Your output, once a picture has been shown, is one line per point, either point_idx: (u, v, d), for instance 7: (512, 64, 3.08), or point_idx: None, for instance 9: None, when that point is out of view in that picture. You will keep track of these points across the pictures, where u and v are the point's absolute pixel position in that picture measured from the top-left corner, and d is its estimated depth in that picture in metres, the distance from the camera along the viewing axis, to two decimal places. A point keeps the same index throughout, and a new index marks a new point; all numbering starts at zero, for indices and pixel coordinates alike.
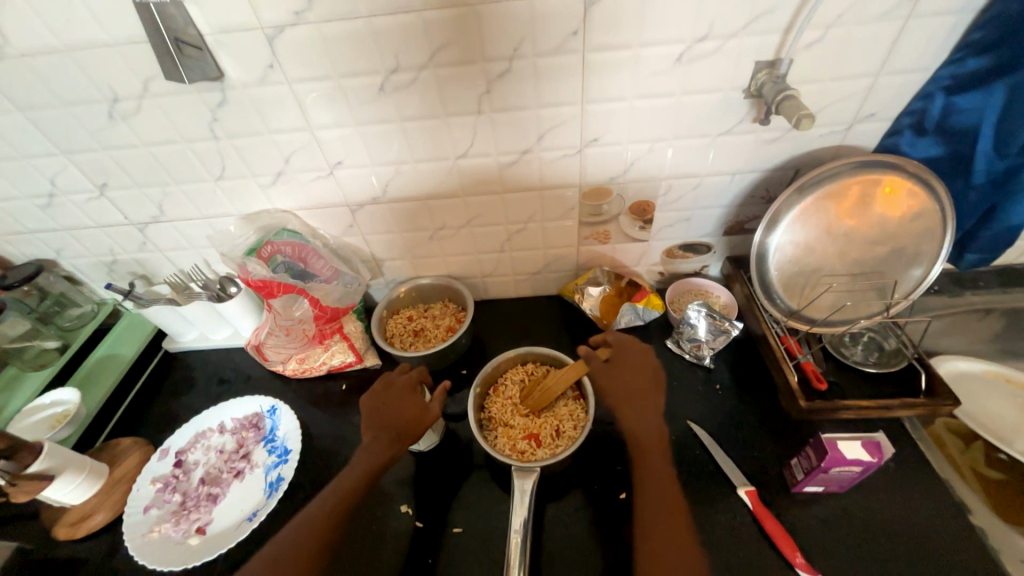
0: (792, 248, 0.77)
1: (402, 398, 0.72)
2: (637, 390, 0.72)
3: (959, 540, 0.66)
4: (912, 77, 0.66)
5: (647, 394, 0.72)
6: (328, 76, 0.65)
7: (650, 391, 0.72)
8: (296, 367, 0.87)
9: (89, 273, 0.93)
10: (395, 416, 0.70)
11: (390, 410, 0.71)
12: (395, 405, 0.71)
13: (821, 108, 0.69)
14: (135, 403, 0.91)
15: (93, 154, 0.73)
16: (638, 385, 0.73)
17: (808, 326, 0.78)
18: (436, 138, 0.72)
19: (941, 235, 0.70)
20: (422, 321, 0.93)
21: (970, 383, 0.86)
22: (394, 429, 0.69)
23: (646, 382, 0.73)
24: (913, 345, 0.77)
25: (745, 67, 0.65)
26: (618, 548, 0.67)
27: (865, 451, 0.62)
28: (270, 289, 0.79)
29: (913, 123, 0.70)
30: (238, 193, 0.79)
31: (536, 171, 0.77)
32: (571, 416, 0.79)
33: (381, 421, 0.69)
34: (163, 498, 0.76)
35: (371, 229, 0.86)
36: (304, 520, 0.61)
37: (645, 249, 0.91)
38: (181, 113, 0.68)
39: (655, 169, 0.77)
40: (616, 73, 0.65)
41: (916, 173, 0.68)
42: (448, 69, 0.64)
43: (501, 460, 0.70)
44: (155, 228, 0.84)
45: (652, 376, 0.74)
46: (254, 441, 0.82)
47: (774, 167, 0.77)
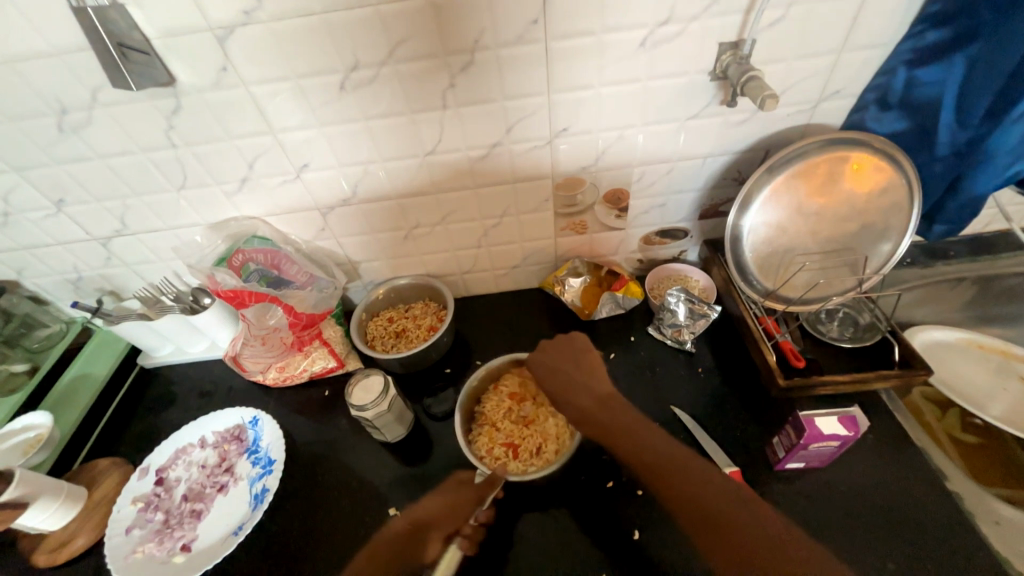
0: (765, 229, 0.77)
1: (443, 492, 0.69)
2: (577, 380, 0.73)
3: (937, 506, 0.68)
4: (875, 52, 0.66)
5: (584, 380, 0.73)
6: (287, 77, 0.63)
7: (583, 386, 0.72)
8: (278, 376, 0.86)
9: (55, 292, 0.90)
10: (449, 510, 0.67)
11: (434, 500, 0.68)
12: (449, 494, 0.69)
13: (786, 88, 0.70)
14: (113, 423, 0.89)
15: (45, 169, 0.70)
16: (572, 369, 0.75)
17: (785, 305, 0.79)
18: (403, 136, 0.71)
19: (908, 208, 0.72)
20: (403, 321, 0.92)
21: (944, 350, 0.88)
22: (410, 517, 0.67)
23: (580, 374, 0.74)
24: (886, 318, 0.79)
25: (710, 49, 0.64)
26: (607, 535, 0.68)
27: (841, 426, 0.64)
28: (242, 299, 0.77)
29: (877, 98, 0.70)
30: (203, 202, 0.77)
31: (507, 164, 0.76)
32: (554, 438, 0.77)
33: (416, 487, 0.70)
34: (146, 518, 0.74)
35: (344, 232, 0.84)
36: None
37: (622, 237, 0.91)
38: (135, 122, 0.66)
39: (628, 156, 0.77)
40: (581, 61, 0.64)
41: (881, 149, 0.69)
42: (410, 64, 0.63)
43: (473, 461, 0.71)
44: (120, 243, 0.82)
45: (586, 361, 0.76)
46: (237, 454, 0.81)
47: (745, 149, 0.78)
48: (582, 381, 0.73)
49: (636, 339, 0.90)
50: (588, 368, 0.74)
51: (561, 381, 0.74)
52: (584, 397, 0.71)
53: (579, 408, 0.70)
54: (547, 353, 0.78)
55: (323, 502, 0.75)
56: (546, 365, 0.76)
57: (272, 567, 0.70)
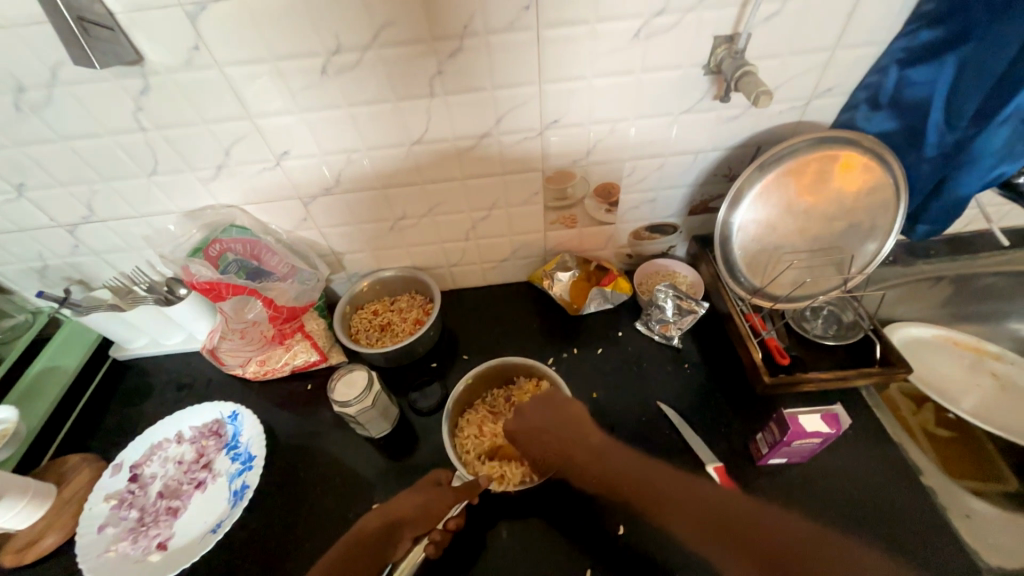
0: (754, 226, 0.77)
1: (421, 491, 0.66)
2: (565, 438, 0.69)
3: (911, 499, 0.70)
4: (868, 51, 0.66)
5: (571, 439, 0.68)
6: (264, 59, 0.59)
7: (580, 443, 0.68)
8: (257, 370, 0.83)
9: (18, 281, 0.85)
10: (424, 516, 0.64)
11: (413, 500, 0.65)
12: (425, 496, 0.65)
13: (780, 84, 0.69)
14: (83, 417, 0.85)
15: (4, 151, 0.65)
16: (552, 428, 0.70)
17: (772, 303, 0.79)
18: (388, 124, 0.68)
19: (895, 208, 0.72)
20: (388, 314, 0.90)
21: (922, 347, 0.90)
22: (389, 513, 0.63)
23: (563, 425, 0.70)
24: (869, 317, 0.80)
25: (704, 42, 0.63)
26: (591, 528, 0.68)
27: (823, 424, 0.65)
28: (218, 292, 0.74)
29: (868, 97, 0.70)
30: (177, 189, 0.73)
31: (497, 155, 0.74)
32: None
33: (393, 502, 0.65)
34: (119, 516, 0.72)
35: (327, 222, 0.81)
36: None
37: (612, 232, 0.90)
38: (100, 103, 0.62)
39: (619, 148, 0.75)
40: (573, 51, 0.62)
41: (870, 148, 0.69)
42: (397, 49, 0.60)
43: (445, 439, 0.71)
44: (87, 230, 0.78)
45: (570, 415, 0.70)
46: (215, 450, 0.78)
47: (736, 145, 0.77)
48: (563, 440, 0.69)
49: (624, 335, 0.90)
50: (573, 425, 0.69)
51: (550, 441, 0.70)
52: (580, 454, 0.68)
53: (583, 467, 0.68)
54: (532, 407, 0.72)
55: (305, 498, 0.74)
56: (533, 424, 0.71)
57: (253, 564, 0.69)
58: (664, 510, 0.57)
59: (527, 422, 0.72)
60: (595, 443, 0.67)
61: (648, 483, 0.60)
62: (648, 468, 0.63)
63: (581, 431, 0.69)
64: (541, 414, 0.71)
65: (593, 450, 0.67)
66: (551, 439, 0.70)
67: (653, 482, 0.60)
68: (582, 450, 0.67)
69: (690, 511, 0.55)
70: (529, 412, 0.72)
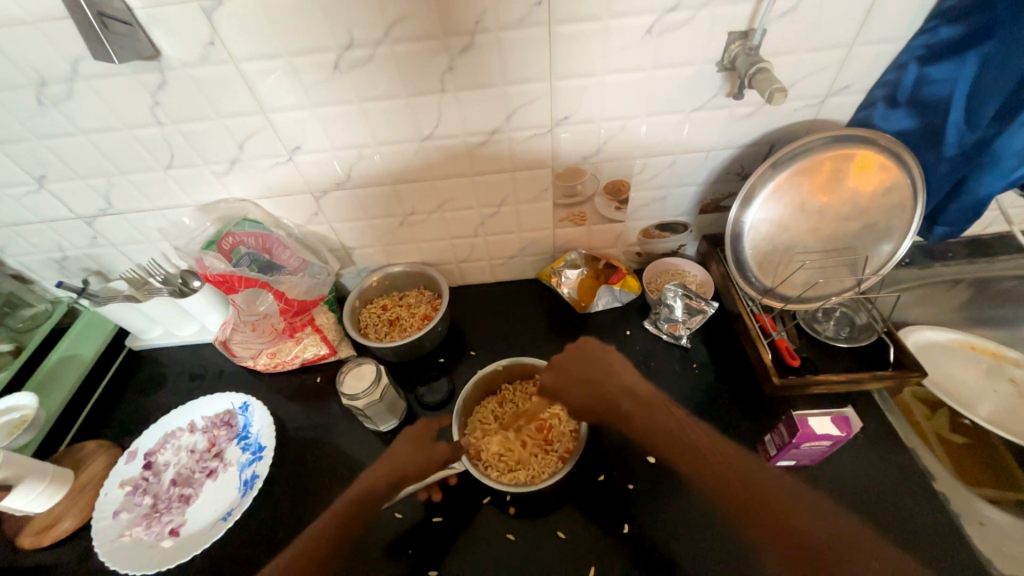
0: (766, 226, 0.76)
1: (414, 445, 0.71)
2: (606, 390, 0.75)
3: (923, 504, 0.68)
4: (886, 48, 0.64)
5: (609, 390, 0.75)
6: (278, 54, 0.60)
7: (622, 390, 0.74)
8: (268, 362, 0.85)
9: (39, 271, 0.87)
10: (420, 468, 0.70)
11: (407, 453, 0.70)
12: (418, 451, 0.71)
13: (795, 81, 0.68)
14: (99, 405, 0.87)
15: (26, 144, 0.67)
16: (597, 379, 0.76)
17: (782, 304, 0.78)
18: (399, 119, 0.68)
19: (912, 209, 0.71)
20: (397, 310, 0.91)
21: (937, 351, 0.89)
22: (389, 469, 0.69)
23: (601, 375, 0.76)
24: (882, 319, 0.79)
25: (718, 38, 0.62)
26: (595, 526, 0.69)
27: (834, 426, 0.64)
28: (231, 284, 0.75)
29: (886, 95, 0.69)
30: (192, 183, 0.75)
31: (506, 151, 0.74)
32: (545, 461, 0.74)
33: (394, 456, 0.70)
34: (133, 502, 0.74)
35: (338, 217, 0.82)
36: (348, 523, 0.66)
37: (621, 230, 0.90)
38: (119, 96, 0.63)
39: (631, 146, 0.75)
40: (585, 47, 0.62)
41: (887, 147, 0.67)
42: (409, 45, 0.60)
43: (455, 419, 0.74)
44: (106, 222, 0.79)
45: (606, 364, 0.77)
46: (226, 439, 0.80)
47: (749, 143, 0.76)
48: (609, 390, 0.75)
49: (632, 333, 0.89)
50: (613, 374, 0.76)
51: (586, 390, 0.76)
52: (626, 401, 0.73)
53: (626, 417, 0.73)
54: (567, 364, 0.78)
55: (313, 489, 0.75)
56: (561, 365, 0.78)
57: (261, 552, 0.70)
58: (695, 465, 0.65)
59: (558, 374, 0.78)
60: (643, 395, 0.73)
61: (690, 440, 0.67)
62: (689, 432, 0.69)
63: (615, 382, 0.75)
64: (576, 363, 0.78)
65: (641, 403, 0.72)
66: (589, 388, 0.76)
67: (688, 437, 0.68)
68: (625, 399, 0.73)
69: (735, 488, 0.61)
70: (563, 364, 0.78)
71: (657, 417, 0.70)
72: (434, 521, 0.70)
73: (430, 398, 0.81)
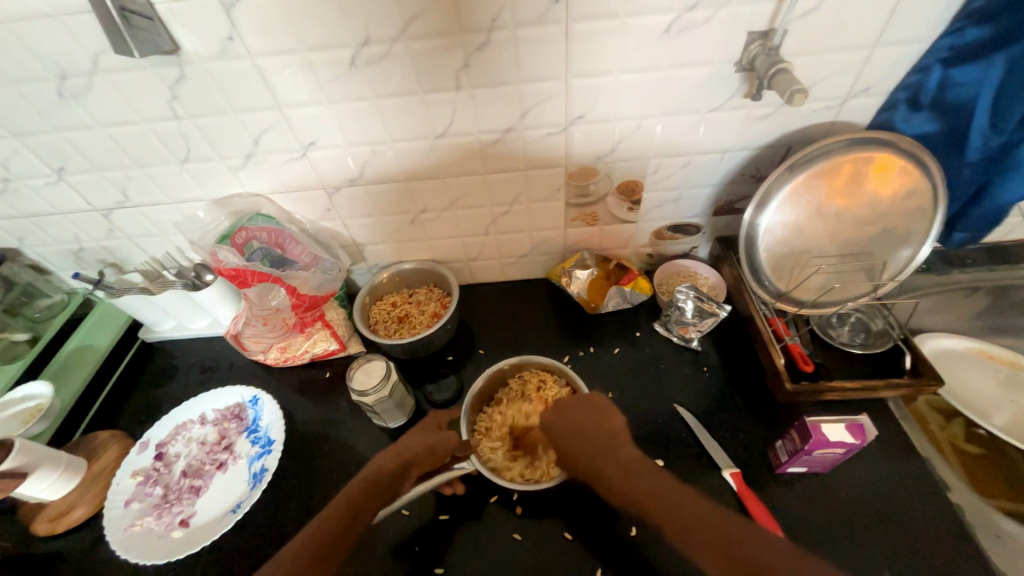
0: (781, 229, 0.75)
1: (426, 432, 0.69)
2: (599, 444, 0.61)
3: (937, 515, 0.67)
4: (908, 50, 0.63)
5: (603, 448, 0.60)
6: (294, 50, 0.60)
7: (610, 454, 0.59)
8: (279, 356, 0.85)
9: (56, 262, 0.89)
10: (434, 450, 0.67)
11: (421, 439, 0.67)
12: (429, 436, 0.68)
13: (814, 82, 0.67)
14: (113, 396, 0.89)
15: (44, 135, 0.68)
16: (591, 433, 0.63)
17: (796, 308, 0.77)
18: (413, 117, 0.68)
19: (933, 214, 0.70)
20: (406, 306, 0.91)
21: (952, 359, 0.87)
22: (401, 452, 0.64)
23: (602, 432, 0.63)
24: (899, 326, 0.77)
25: (737, 38, 0.61)
26: (603, 530, 0.68)
27: (848, 433, 0.63)
28: (244, 278, 0.76)
29: (908, 97, 0.68)
30: (206, 177, 0.75)
31: (519, 150, 0.74)
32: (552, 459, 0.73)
33: (403, 443, 0.66)
34: (145, 492, 0.75)
35: (350, 214, 0.82)
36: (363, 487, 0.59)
37: (633, 231, 0.89)
38: (137, 90, 0.63)
39: (645, 146, 0.74)
40: (601, 44, 0.61)
41: (908, 150, 0.66)
42: (424, 42, 0.60)
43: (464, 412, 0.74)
44: (121, 215, 0.80)
45: (610, 425, 0.63)
46: (236, 432, 0.80)
47: (765, 145, 0.75)
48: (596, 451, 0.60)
49: (642, 335, 0.89)
50: (612, 437, 0.62)
51: (585, 444, 0.62)
52: (610, 468, 0.58)
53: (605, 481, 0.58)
54: (571, 407, 0.67)
55: (321, 484, 0.75)
56: (565, 424, 0.65)
57: (269, 545, 0.71)
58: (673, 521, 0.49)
59: (564, 419, 0.66)
60: (627, 458, 0.58)
61: (652, 494, 0.52)
62: (663, 486, 0.53)
63: (614, 444, 0.61)
64: (580, 412, 0.66)
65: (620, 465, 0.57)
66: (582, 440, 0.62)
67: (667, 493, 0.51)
68: (611, 465, 0.58)
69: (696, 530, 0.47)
70: (566, 413, 0.66)
71: (638, 479, 0.55)
72: (441, 519, 0.70)
73: (439, 395, 0.82)
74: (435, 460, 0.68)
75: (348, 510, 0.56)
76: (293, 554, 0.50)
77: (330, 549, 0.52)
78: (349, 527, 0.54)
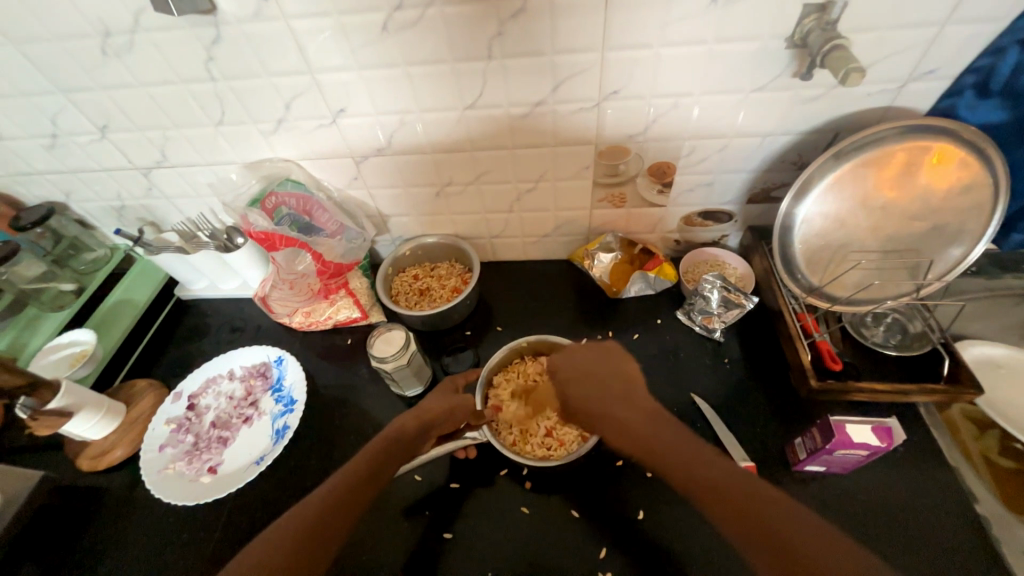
0: (820, 220, 0.72)
1: (445, 397, 0.71)
2: (609, 392, 0.63)
3: (960, 527, 0.65)
4: (985, 28, 0.57)
5: (614, 394, 0.62)
6: (328, 13, 0.60)
7: (621, 397, 0.62)
8: (303, 321, 0.88)
9: (100, 219, 0.93)
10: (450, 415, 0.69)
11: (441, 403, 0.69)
12: (448, 400, 0.70)
13: (872, 63, 0.62)
14: (149, 348, 0.94)
15: (90, 94, 0.70)
16: (603, 383, 0.64)
17: (828, 304, 0.74)
18: (442, 86, 0.67)
19: (990, 212, 0.64)
20: (428, 280, 0.92)
21: (993, 369, 0.82)
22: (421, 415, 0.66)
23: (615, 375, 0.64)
24: (939, 329, 0.73)
25: (791, 12, 0.57)
26: (610, 511, 0.69)
27: (874, 436, 0.61)
28: (273, 243, 0.77)
29: (976, 82, 0.62)
30: (240, 141, 0.76)
31: (550, 125, 0.72)
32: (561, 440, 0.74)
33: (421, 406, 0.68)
34: (178, 438, 0.80)
35: (376, 184, 0.83)
36: (384, 442, 0.61)
37: (662, 215, 0.86)
38: (176, 50, 0.64)
39: (680, 127, 0.71)
40: (642, 14, 0.58)
41: (971, 141, 0.61)
42: (458, 8, 0.58)
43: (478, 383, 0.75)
44: (160, 175, 0.83)
45: (625, 371, 0.65)
46: (262, 390, 0.84)
47: (811, 130, 0.71)
48: (609, 395, 0.63)
49: (662, 322, 0.87)
50: (623, 384, 0.63)
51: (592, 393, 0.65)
52: (617, 405, 0.61)
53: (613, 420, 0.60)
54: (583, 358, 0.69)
55: (339, 444, 0.79)
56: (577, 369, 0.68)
57: (289, 497, 0.74)
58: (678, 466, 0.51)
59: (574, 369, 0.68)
60: (638, 403, 0.60)
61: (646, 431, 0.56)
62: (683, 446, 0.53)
63: (632, 390, 0.62)
64: (591, 361, 0.68)
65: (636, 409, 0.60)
66: (591, 385, 0.65)
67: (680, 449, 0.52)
68: (618, 405, 0.61)
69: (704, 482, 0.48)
70: (580, 363, 0.68)
71: (640, 421, 0.58)
72: (451, 487, 0.72)
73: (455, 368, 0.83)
74: (452, 422, 0.70)
75: (372, 463, 0.58)
76: (321, 501, 0.53)
77: (356, 494, 0.55)
78: (371, 479, 0.57)
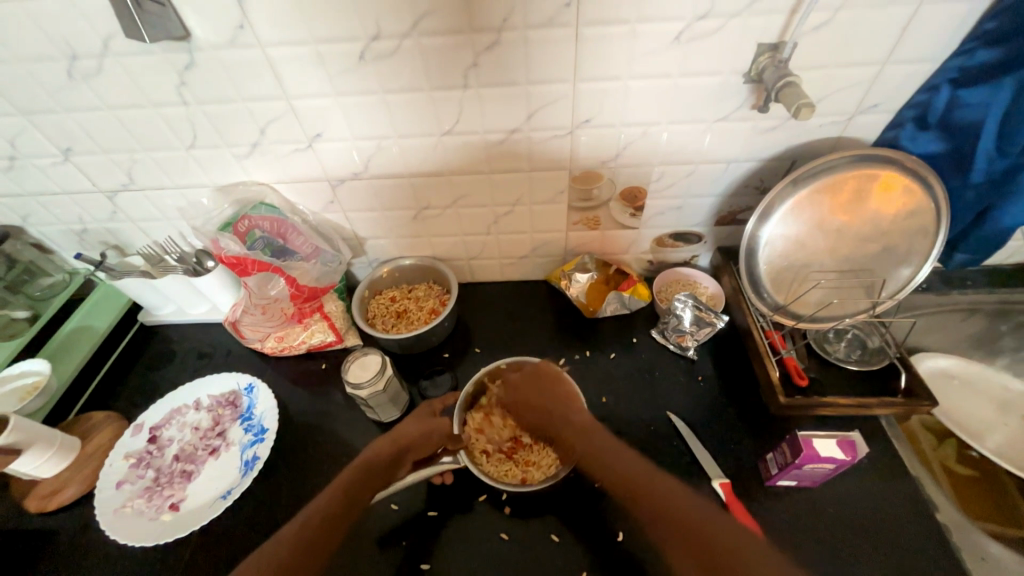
0: (783, 242, 0.75)
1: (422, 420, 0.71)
2: (549, 411, 0.74)
3: (924, 535, 0.67)
4: (920, 68, 0.63)
5: (556, 409, 0.74)
6: (305, 41, 0.60)
7: (560, 413, 0.73)
8: (275, 346, 0.86)
9: (60, 243, 0.89)
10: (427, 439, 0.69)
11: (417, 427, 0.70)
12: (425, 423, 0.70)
13: (822, 97, 0.67)
14: (109, 377, 0.89)
15: (54, 116, 0.68)
16: (547, 406, 0.74)
17: (794, 321, 0.77)
18: (419, 112, 0.68)
19: (934, 234, 0.69)
20: (406, 302, 0.91)
21: (946, 380, 0.87)
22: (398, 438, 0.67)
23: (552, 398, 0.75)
24: (895, 344, 0.77)
25: (747, 50, 0.61)
26: (590, 534, 0.68)
27: (838, 449, 0.63)
28: (244, 267, 0.76)
29: (915, 116, 0.67)
30: (212, 163, 0.75)
31: (525, 151, 0.74)
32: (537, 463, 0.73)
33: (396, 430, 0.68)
34: (136, 474, 0.75)
35: (353, 206, 0.83)
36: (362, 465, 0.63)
37: (635, 236, 0.89)
38: (147, 74, 0.64)
39: (649, 153, 0.74)
40: (610, 49, 0.61)
41: (913, 169, 0.66)
42: (435, 39, 0.60)
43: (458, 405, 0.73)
44: (126, 197, 0.81)
45: (560, 393, 0.75)
46: (230, 419, 0.81)
47: (771, 158, 0.75)
48: (554, 412, 0.74)
49: (638, 341, 0.89)
50: (561, 405, 0.73)
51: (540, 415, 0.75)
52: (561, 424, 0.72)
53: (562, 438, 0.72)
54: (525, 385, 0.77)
55: (311, 474, 0.76)
56: (522, 399, 0.77)
57: (257, 533, 0.71)
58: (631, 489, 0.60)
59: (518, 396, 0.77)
60: (576, 423, 0.70)
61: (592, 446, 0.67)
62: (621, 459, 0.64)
63: (568, 409, 0.72)
64: (530, 386, 0.77)
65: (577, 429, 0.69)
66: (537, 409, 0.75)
67: (615, 461, 0.64)
68: (565, 420, 0.71)
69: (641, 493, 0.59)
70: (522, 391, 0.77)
71: (591, 443, 0.67)
72: (428, 515, 0.70)
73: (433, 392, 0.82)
74: (428, 446, 0.70)
75: (352, 485, 0.60)
76: (304, 525, 0.55)
77: (337, 517, 0.56)
78: (350, 502, 0.59)
